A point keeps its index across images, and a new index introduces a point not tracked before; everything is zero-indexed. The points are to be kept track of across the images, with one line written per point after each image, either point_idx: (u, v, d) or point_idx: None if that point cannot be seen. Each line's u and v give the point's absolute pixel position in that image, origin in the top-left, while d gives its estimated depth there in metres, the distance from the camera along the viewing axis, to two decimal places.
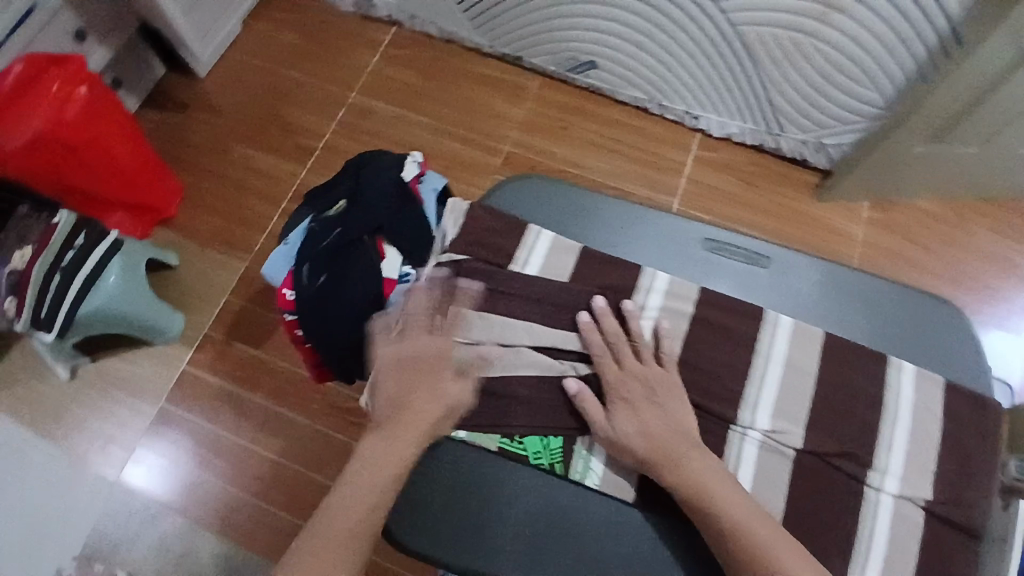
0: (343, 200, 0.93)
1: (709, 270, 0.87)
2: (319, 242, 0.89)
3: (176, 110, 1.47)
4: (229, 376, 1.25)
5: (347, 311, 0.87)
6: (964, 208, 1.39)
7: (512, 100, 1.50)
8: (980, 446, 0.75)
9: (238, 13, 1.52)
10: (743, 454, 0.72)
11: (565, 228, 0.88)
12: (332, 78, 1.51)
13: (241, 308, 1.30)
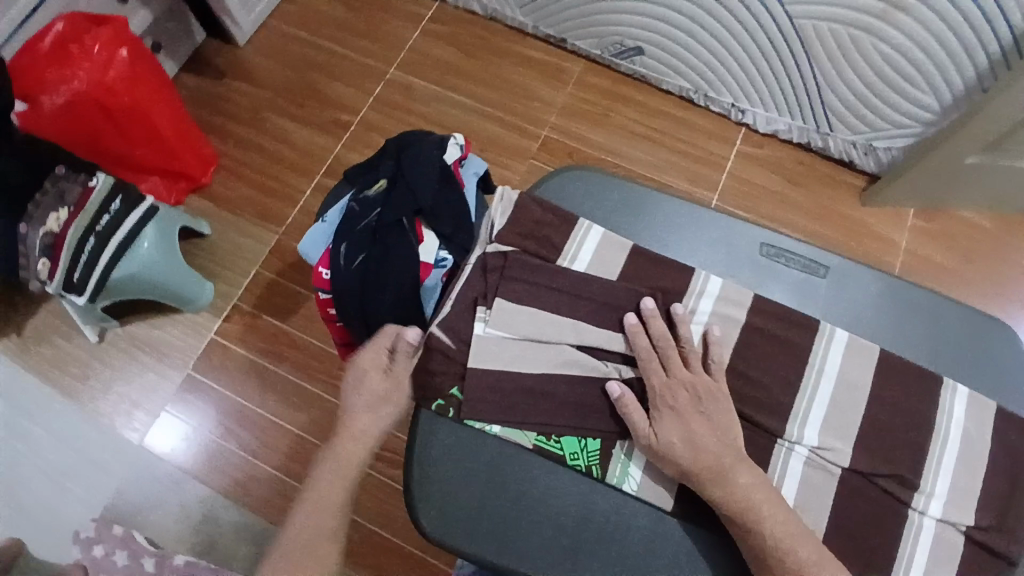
0: (384, 179, 0.89)
1: (769, 279, 0.81)
2: (357, 222, 0.87)
3: (214, 77, 1.45)
4: (257, 348, 1.25)
5: (383, 294, 0.85)
6: (1017, 223, 1.33)
7: (554, 83, 1.45)
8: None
9: None
10: (788, 468, 0.70)
11: (613, 223, 0.84)
12: (371, 50, 1.48)
13: (272, 280, 1.29)
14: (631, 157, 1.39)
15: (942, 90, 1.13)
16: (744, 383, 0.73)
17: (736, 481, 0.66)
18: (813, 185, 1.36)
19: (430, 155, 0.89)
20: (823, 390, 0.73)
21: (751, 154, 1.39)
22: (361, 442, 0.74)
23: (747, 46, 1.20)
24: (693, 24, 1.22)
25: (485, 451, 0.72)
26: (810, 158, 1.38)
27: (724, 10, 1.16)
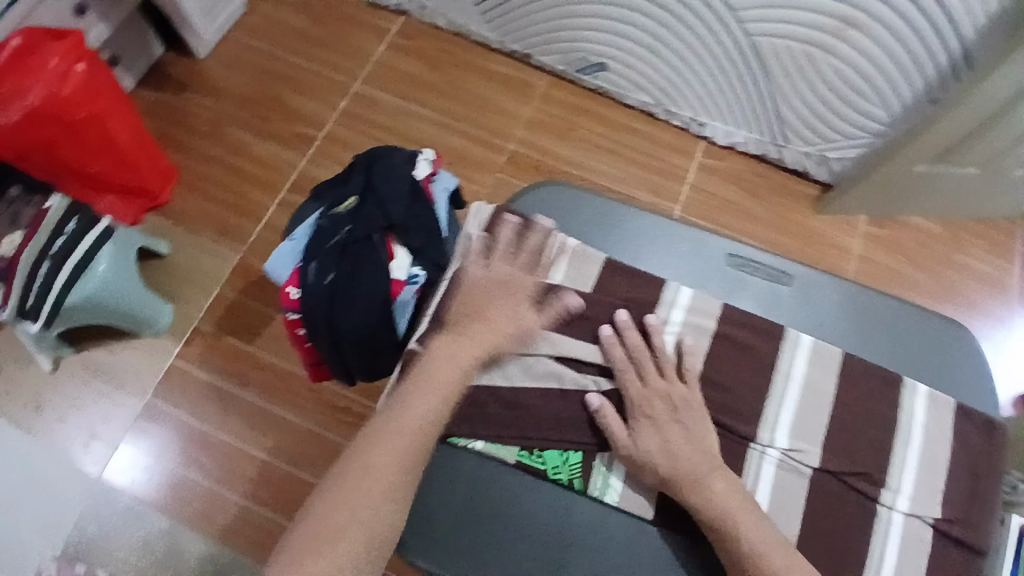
0: (354, 196, 0.89)
1: (736, 287, 0.84)
2: (327, 240, 0.86)
3: (174, 90, 1.41)
4: (220, 370, 1.21)
5: (354, 311, 0.84)
6: (963, 229, 1.40)
7: (520, 98, 1.47)
8: (994, 474, 0.75)
9: None
10: (761, 471, 0.72)
11: (586, 236, 0.85)
12: (336, 64, 1.47)
13: (235, 300, 1.26)
14: (596, 170, 1.41)
15: (891, 103, 1.19)
16: (717, 390, 0.75)
17: (711, 487, 0.67)
18: (770, 196, 1.40)
19: (403, 172, 0.90)
20: (793, 394, 0.75)
21: (711, 165, 1.42)
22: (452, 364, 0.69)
23: (706, 60, 1.24)
24: (654, 40, 1.25)
25: (464, 467, 0.71)
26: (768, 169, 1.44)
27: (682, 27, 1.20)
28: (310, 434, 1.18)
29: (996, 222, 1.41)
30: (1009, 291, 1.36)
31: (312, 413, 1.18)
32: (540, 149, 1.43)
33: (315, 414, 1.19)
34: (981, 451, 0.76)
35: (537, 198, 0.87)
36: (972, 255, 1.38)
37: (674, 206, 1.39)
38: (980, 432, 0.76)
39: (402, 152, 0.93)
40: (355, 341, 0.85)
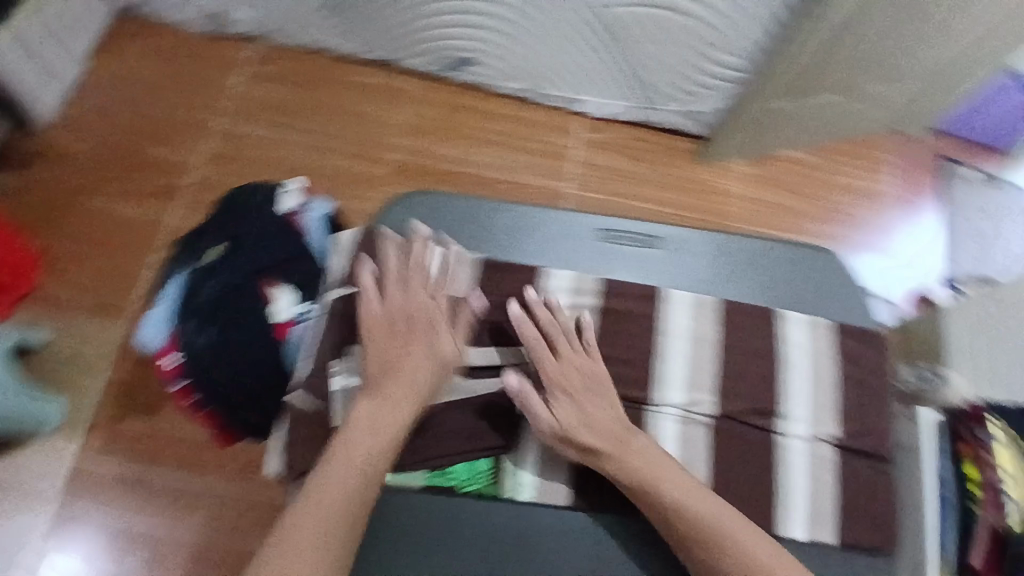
0: (220, 245, 0.86)
1: (610, 259, 0.88)
2: (197, 296, 0.83)
3: (22, 167, 1.32)
4: (127, 454, 1.14)
5: (240, 364, 0.81)
6: (840, 151, 1.45)
7: (394, 105, 1.42)
8: (882, 380, 0.80)
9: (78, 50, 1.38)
10: (662, 430, 0.75)
11: (468, 240, 0.89)
12: (196, 105, 1.40)
13: (129, 377, 1.19)
14: (481, 163, 1.38)
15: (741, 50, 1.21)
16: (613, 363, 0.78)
17: (626, 454, 0.70)
18: (656, 157, 1.41)
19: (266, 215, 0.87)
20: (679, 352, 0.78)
21: (597, 140, 1.42)
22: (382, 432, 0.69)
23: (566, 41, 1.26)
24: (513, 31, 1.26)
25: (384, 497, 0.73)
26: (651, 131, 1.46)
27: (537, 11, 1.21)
28: (241, 497, 1.12)
29: (873, 139, 1.46)
30: (883, 198, 1.42)
31: (239, 476, 1.13)
32: (427, 154, 1.38)
33: (243, 475, 1.13)
34: (864, 359, 0.81)
35: (409, 212, 0.89)
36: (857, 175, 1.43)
37: (562, 183, 1.38)
38: (858, 342, 0.82)
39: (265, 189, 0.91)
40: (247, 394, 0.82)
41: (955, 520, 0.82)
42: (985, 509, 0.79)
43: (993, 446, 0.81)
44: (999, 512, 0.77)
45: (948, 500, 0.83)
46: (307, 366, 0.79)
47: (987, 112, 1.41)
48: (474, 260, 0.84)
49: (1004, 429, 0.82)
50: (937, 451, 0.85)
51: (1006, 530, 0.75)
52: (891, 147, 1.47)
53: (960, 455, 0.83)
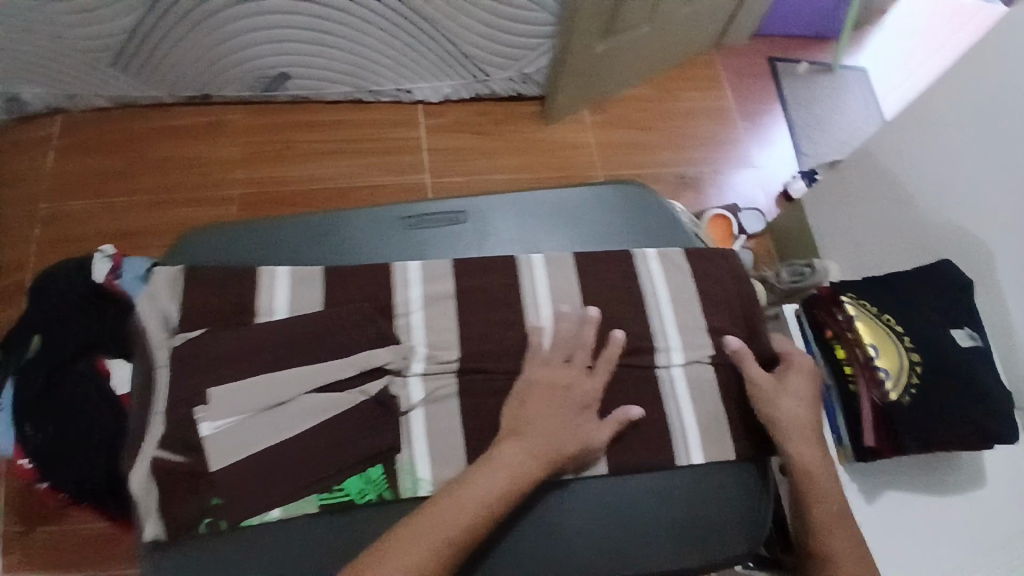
0: (36, 336, 0.81)
1: (547, 241, 0.76)
2: (27, 394, 0.78)
3: (16, 227, 1.25)
4: (49, 569, 1.01)
5: (85, 456, 0.77)
6: (802, 94, 1.55)
7: (370, 108, 1.41)
8: (849, 338, 0.81)
9: (44, 98, 1.30)
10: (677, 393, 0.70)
11: (384, 252, 0.72)
12: (167, 133, 1.35)
13: (24, 489, 1.05)
14: (492, 154, 1.39)
15: None
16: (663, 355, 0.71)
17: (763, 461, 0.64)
18: (653, 126, 1.46)
19: (189, 249, 0.71)
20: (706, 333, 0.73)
21: (598, 120, 1.44)
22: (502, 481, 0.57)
23: (537, 29, 1.26)
24: (485, 37, 1.27)
25: None
26: (645, 102, 1.48)
27: (505, 8, 1.21)
28: None
29: (729, 51, 1.58)
30: (739, 101, 1.52)
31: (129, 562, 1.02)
32: (448, 150, 1.38)
33: None
34: (836, 330, 0.83)
35: (312, 225, 0.73)
36: (822, 112, 1.54)
37: (592, 169, 1.40)
38: (827, 310, 0.84)
39: (68, 267, 0.85)
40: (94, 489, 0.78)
41: (842, 406, 0.82)
42: (862, 389, 0.79)
43: (852, 324, 0.81)
44: (873, 387, 0.77)
45: (829, 383, 0.84)
46: (368, 369, 0.63)
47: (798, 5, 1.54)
48: (449, 269, 0.69)
49: (856, 302, 0.83)
50: (808, 341, 0.87)
51: (884, 403, 0.76)
52: (821, 46, 1.62)
53: (829, 340, 0.84)
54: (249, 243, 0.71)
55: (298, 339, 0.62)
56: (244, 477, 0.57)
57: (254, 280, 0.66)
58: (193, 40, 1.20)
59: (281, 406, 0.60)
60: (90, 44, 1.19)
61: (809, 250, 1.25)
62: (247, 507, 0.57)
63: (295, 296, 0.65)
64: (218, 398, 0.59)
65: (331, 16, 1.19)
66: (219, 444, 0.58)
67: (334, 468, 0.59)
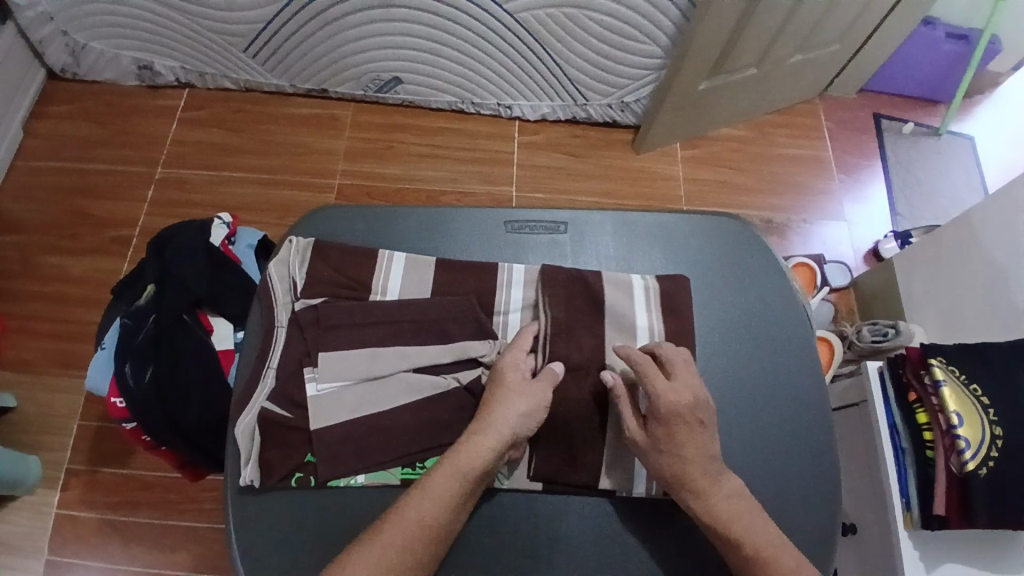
0: (152, 284, 0.85)
1: (643, 263, 0.76)
2: (133, 335, 0.82)
3: (131, 185, 1.36)
4: (106, 506, 1.08)
5: (186, 401, 0.81)
6: (904, 153, 1.51)
7: (469, 118, 1.46)
8: (932, 401, 0.77)
9: (174, 72, 1.41)
10: (772, 437, 0.68)
11: (484, 253, 0.74)
12: (278, 119, 1.44)
13: (99, 427, 1.13)
14: (579, 175, 1.42)
15: None
16: (753, 392, 0.70)
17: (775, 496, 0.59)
18: (744, 166, 1.45)
19: (315, 224, 0.75)
20: (795, 377, 0.71)
21: (688, 155, 1.45)
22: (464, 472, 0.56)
23: (643, 61, 1.29)
24: (590, 63, 1.30)
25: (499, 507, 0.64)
26: (739, 143, 1.48)
27: (617, 37, 1.24)
28: (203, 532, 1.07)
29: (832, 102, 1.56)
30: (837, 153, 1.49)
31: (184, 511, 1.08)
32: (537, 167, 1.42)
33: (213, 513, 1.07)
34: (921, 392, 0.79)
35: (420, 218, 0.75)
36: (924, 175, 1.49)
37: (676, 202, 1.40)
38: (915, 370, 0.81)
39: (188, 225, 0.90)
40: (183, 435, 0.82)
41: (914, 472, 0.78)
42: (939, 458, 0.75)
43: (938, 389, 0.76)
44: (952, 457, 0.73)
45: (904, 447, 0.80)
46: (473, 359, 0.65)
47: (912, 65, 1.51)
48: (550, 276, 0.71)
49: (947, 366, 0.77)
50: (887, 399, 0.84)
51: (961, 472, 0.72)
52: (931, 109, 1.58)
53: (911, 403, 0.80)
54: (366, 226, 0.75)
55: (409, 321, 0.65)
56: (341, 441, 0.60)
57: (373, 262, 0.69)
58: (320, 36, 1.29)
59: (384, 378, 0.63)
60: (226, 29, 1.29)
61: (897, 313, 1.20)
62: (338, 467, 0.60)
63: (409, 281, 0.68)
64: (328, 363, 0.62)
65: (449, 29, 1.25)
66: (321, 408, 0.61)
67: (417, 448, 0.61)
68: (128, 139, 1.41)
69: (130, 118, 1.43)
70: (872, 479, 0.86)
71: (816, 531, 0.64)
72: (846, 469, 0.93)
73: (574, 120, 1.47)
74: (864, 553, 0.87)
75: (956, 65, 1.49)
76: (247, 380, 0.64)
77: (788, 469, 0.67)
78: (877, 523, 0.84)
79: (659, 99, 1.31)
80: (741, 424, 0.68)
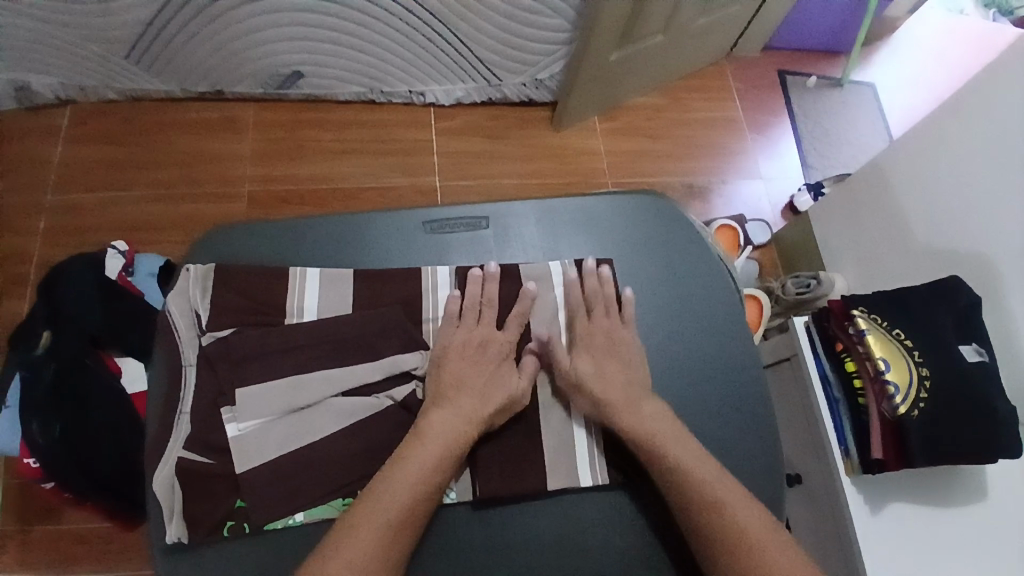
0: (45, 331, 0.76)
1: (570, 250, 0.74)
2: (33, 391, 0.73)
3: (21, 216, 1.24)
4: (43, 567, 0.99)
5: (107, 453, 0.76)
6: (809, 106, 1.56)
7: (381, 109, 1.40)
8: (857, 352, 0.81)
9: (51, 89, 1.28)
10: (717, 409, 0.69)
11: (407, 258, 0.71)
12: (175, 128, 1.33)
13: (21, 484, 1.03)
14: (503, 157, 1.39)
15: None
16: (690, 364, 0.70)
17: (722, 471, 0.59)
18: (665, 133, 1.46)
19: (218, 247, 0.69)
20: (732, 346, 0.72)
21: (608, 128, 1.45)
22: (409, 514, 0.53)
23: (554, 36, 1.26)
24: (499, 42, 1.26)
25: (451, 526, 0.61)
26: (657, 111, 1.48)
27: (523, 14, 1.21)
28: None
29: (739, 63, 1.59)
30: (748, 113, 1.52)
31: (132, 559, 1.00)
32: (459, 153, 1.38)
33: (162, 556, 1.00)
34: (847, 342, 0.83)
35: (331, 229, 0.71)
36: (830, 127, 1.55)
37: (602, 177, 1.40)
38: (839, 323, 0.84)
39: (78, 259, 0.82)
40: (106, 490, 0.77)
41: (849, 418, 0.82)
42: (871, 403, 0.79)
43: (863, 337, 0.80)
44: (884, 402, 0.77)
45: (836, 397, 0.84)
46: (405, 373, 0.62)
47: (808, 19, 1.55)
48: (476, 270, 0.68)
49: (869, 316, 0.81)
50: (816, 352, 0.88)
51: (894, 416, 0.75)
52: (830, 62, 1.63)
53: (839, 353, 0.84)
54: (274, 244, 0.70)
55: (332, 343, 0.61)
56: (273, 479, 0.57)
57: (285, 282, 0.64)
58: (209, 36, 1.19)
59: (310, 408, 0.59)
60: (102, 37, 1.18)
61: (818, 262, 1.25)
62: (273, 509, 0.56)
63: (326, 299, 0.64)
64: (246, 400, 0.58)
65: (348, 17, 1.18)
66: (245, 449, 0.57)
67: (356, 475, 0.58)
68: (9, 167, 1.27)
69: (11, 143, 1.29)
70: (809, 430, 0.90)
71: (766, 494, 0.66)
72: (785, 421, 0.96)
73: (489, 102, 1.43)
74: (810, 500, 0.90)
75: (848, 17, 1.54)
76: (160, 426, 0.60)
77: (733, 437, 0.68)
78: (820, 470, 0.88)
79: (571, 73, 1.29)
80: (683, 400, 0.69)
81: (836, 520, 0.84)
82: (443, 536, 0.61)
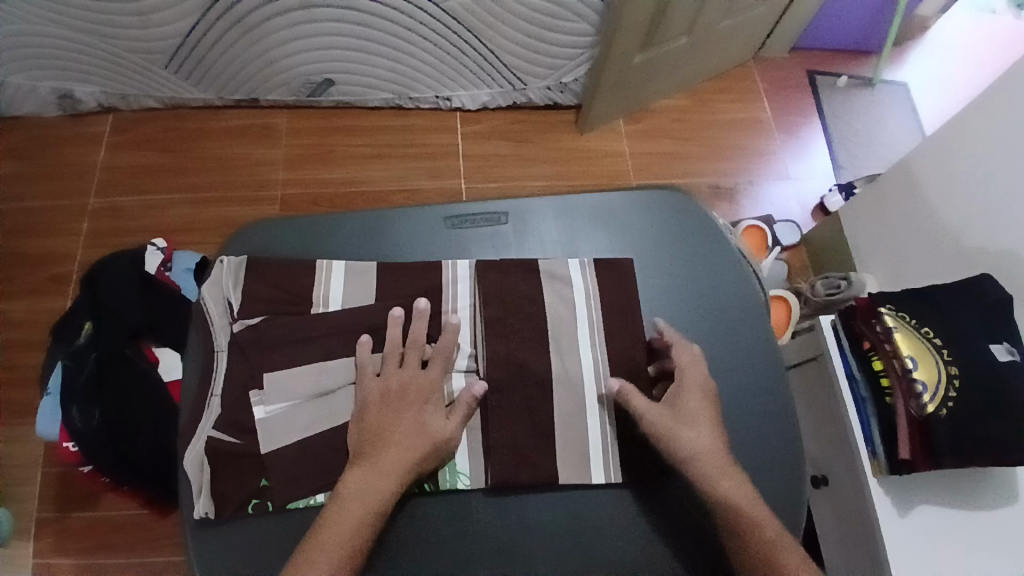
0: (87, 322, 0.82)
1: (587, 247, 0.75)
2: (74, 377, 0.78)
3: (66, 219, 1.30)
4: (79, 552, 1.03)
5: (140, 438, 0.79)
6: (838, 106, 1.54)
7: (408, 115, 1.43)
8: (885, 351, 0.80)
9: (94, 97, 1.35)
10: (733, 402, 0.69)
11: (428, 252, 0.73)
12: (210, 134, 1.39)
13: (60, 472, 1.08)
14: (526, 160, 1.41)
15: None
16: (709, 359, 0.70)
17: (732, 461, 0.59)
18: (689, 135, 1.46)
19: (249, 241, 0.72)
20: (750, 340, 0.72)
21: (631, 130, 1.45)
22: None
23: (576, 40, 1.28)
24: (522, 47, 1.28)
25: (464, 510, 0.62)
26: (682, 113, 1.48)
27: (544, 19, 1.23)
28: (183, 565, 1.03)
29: (767, 64, 1.58)
30: (775, 114, 1.51)
31: (161, 547, 1.03)
32: (483, 156, 1.40)
33: None
34: (875, 340, 0.81)
35: (357, 225, 0.74)
36: (861, 127, 1.52)
37: (625, 178, 1.40)
38: (866, 323, 0.82)
39: (121, 258, 0.88)
40: (140, 474, 0.80)
41: (876, 417, 0.80)
42: (899, 402, 0.77)
43: (890, 335, 0.80)
44: (911, 401, 0.75)
45: (864, 396, 0.82)
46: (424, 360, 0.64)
47: (838, 19, 1.53)
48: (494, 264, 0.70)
49: (896, 314, 0.81)
50: (843, 350, 0.86)
51: (922, 415, 0.74)
52: (860, 61, 1.61)
53: (866, 351, 0.82)
54: (302, 238, 0.73)
55: (355, 333, 0.64)
56: (297, 460, 0.59)
57: (312, 274, 0.67)
58: (243, 46, 1.24)
59: (335, 394, 0.62)
60: (142, 47, 1.24)
61: (846, 263, 1.23)
62: (296, 490, 0.59)
63: (351, 289, 0.67)
64: (274, 385, 0.61)
65: (375, 25, 1.22)
66: (273, 431, 0.60)
67: None
68: (55, 171, 1.34)
69: (57, 149, 1.36)
70: (835, 428, 0.88)
71: (781, 488, 0.65)
72: (809, 420, 0.95)
73: (514, 107, 1.45)
74: (836, 500, 0.89)
75: (879, 16, 1.52)
76: (191, 409, 0.63)
77: (748, 431, 0.68)
78: (845, 469, 0.86)
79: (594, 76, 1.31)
80: None
81: (862, 519, 0.82)
82: (456, 521, 0.62)
